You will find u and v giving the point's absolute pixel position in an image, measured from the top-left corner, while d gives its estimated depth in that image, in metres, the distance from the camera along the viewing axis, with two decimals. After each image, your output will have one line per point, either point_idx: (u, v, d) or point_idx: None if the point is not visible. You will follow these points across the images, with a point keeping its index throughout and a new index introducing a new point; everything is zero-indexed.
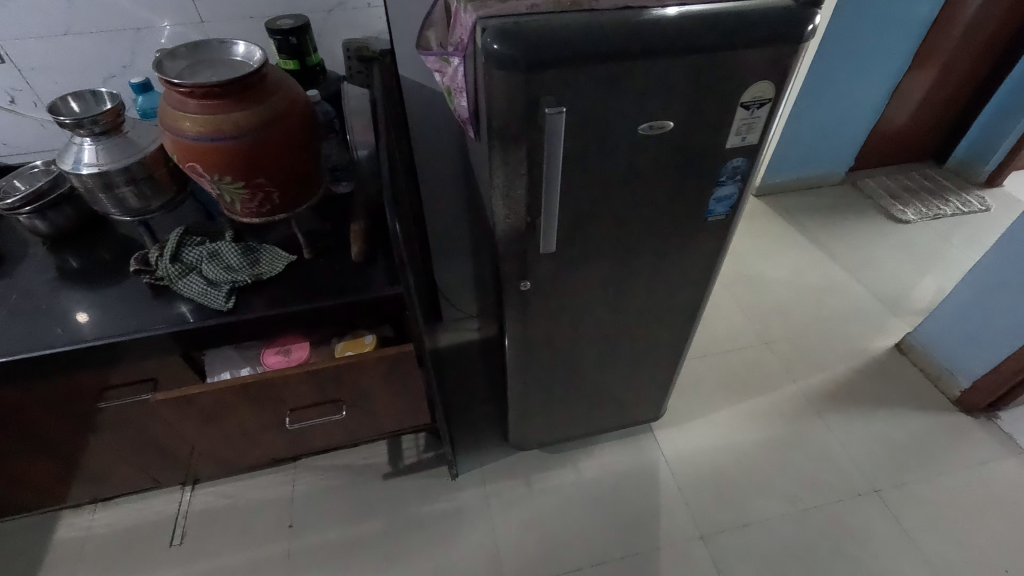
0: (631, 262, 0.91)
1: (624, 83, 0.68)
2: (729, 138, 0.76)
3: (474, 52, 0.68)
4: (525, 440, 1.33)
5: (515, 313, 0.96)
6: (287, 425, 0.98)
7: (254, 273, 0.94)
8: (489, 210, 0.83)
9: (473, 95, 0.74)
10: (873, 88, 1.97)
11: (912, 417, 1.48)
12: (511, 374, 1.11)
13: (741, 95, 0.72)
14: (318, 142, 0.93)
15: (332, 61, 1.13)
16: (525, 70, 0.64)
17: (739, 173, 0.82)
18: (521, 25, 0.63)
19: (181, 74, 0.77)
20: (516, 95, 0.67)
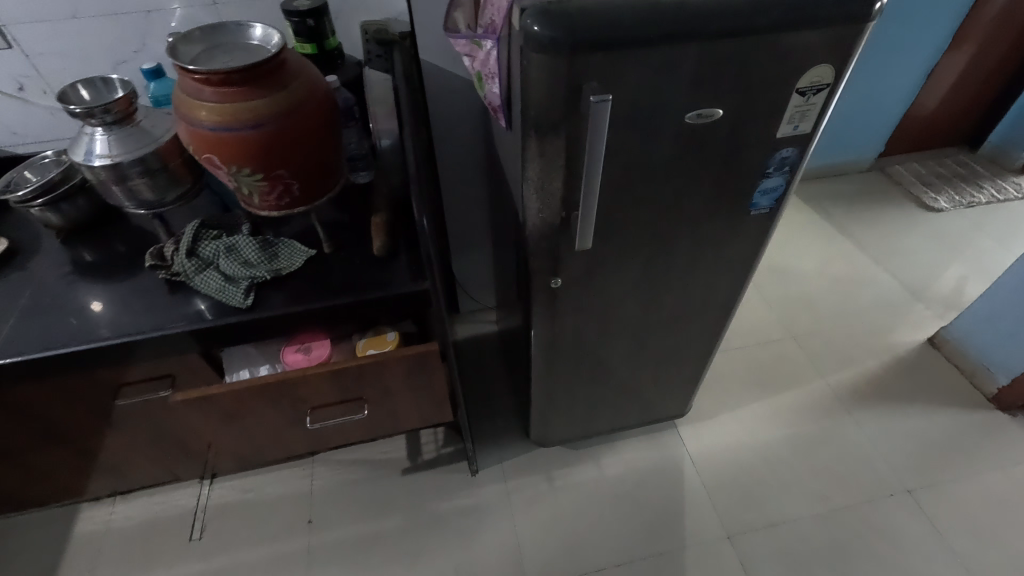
0: (667, 257, 0.87)
1: (674, 68, 0.63)
2: (780, 126, 0.71)
3: (510, 35, 0.63)
4: (547, 437, 1.30)
5: (544, 310, 0.92)
6: (307, 424, 0.95)
7: (273, 269, 0.90)
8: (520, 204, 0.79)
9: (507, 82, 0.69)
10: (908, 70, 1.88)
11: (946, 414, 1.43)
12: (536, 371, 1.08)
13: (798, 80, 0.67)
14: (338, 131, 0.89)
15: (350, 45, 1.08)
16: (568, 54, 0.59)
17: (788, 164, 0.77)
18: (564, 5, 0.58)
19: (196, 60, 0.73)
20: (558, 82, 0.62)
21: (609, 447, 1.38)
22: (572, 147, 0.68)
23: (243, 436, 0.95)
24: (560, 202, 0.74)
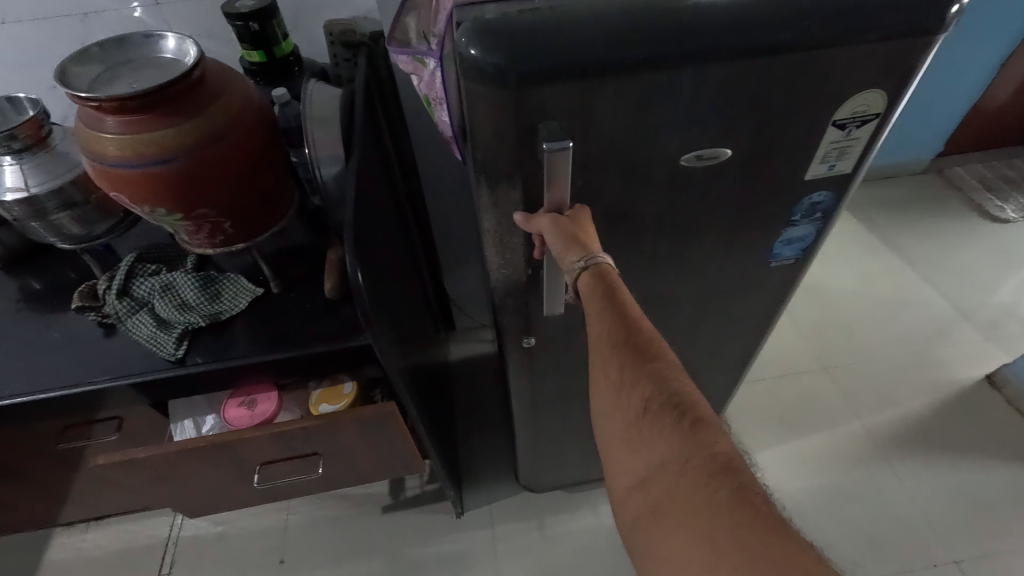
0: (666, 314, 0.72)
1: (665, 99, 0.48)
2: (811, 166, 0.56)
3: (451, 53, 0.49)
4: (538, 481, 1.17)
5: (519, 365, 0.79)
6: (255, 484, 0.85)
7: (212, 313, 0.80)
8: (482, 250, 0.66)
9: (456, 109, 0.55)
10: (976, 59, 1.63)
11: (1006, 469, 1.23)
12: (518, 422, 0.95)
13: (837, 111, 0.51)
14: (281, 155, 0.76)
15: (312, 48, 0.95)
16: (515, 84, 0.45)
17: (819, 210, 0.61)
18: (513, 17, 0.44)
19: (94, 83, 0.61)
20: (509, 119, 0.48)
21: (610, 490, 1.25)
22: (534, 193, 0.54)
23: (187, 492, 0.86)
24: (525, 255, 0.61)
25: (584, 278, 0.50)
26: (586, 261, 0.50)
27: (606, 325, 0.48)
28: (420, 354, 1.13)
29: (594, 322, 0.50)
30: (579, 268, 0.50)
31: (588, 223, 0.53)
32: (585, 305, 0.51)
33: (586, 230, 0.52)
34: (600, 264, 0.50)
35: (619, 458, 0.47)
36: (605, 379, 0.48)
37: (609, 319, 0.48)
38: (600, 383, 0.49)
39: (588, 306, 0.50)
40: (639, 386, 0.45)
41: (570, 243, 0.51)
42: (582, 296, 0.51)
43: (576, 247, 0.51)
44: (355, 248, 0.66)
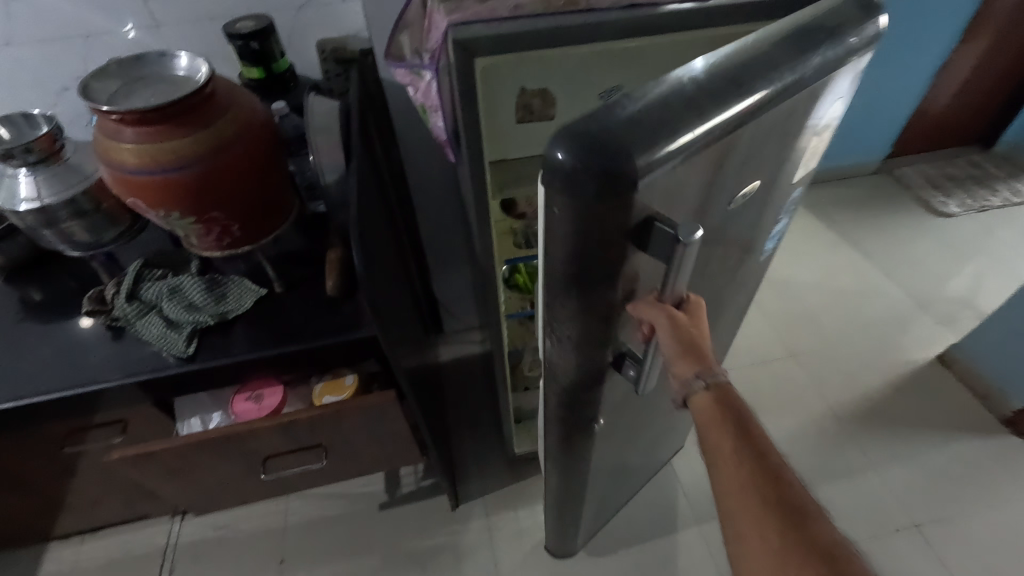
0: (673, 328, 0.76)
1: (728, 143, 0.46)
2: (798, 173, 0.68)
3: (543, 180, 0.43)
4: (565, 546, 1.11)
5: (568, 438, 0.73)
6: (262, 476, 0.90)
7: (219, 312, 0.84)
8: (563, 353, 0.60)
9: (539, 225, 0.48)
10: (915, 69, 1.78)
11: (959, 440, 1.34)
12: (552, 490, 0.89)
13: (820, 123, 0.62)
14: (283, 163, 0.82)
15: (304, 65, 1.01)
16: (620, 187, 0.40)
17: (794, 205, 0.77)
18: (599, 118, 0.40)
19: (113, 97, 0.67)
20: (609, 218, 0.42)
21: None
22: (619, 272, 0.49)
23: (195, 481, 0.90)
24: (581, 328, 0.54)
25: (707, 397, 0.54)
26: (709, 381, 0.53)
27: (732, 443, 0.52)
28: (413, 353, 1.18)
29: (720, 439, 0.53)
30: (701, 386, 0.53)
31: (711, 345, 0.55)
32: (705, 420, 0.54)
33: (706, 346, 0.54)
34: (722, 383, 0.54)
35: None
36: (731, 495, 0.51)
37: (733, 440, 0.52)
38: (721, 494, 0.52)
39: (711, 423, 0.54)
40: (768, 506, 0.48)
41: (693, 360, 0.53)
42: (701, 412, 0.55)
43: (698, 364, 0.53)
44: (360, 242, 0.73)
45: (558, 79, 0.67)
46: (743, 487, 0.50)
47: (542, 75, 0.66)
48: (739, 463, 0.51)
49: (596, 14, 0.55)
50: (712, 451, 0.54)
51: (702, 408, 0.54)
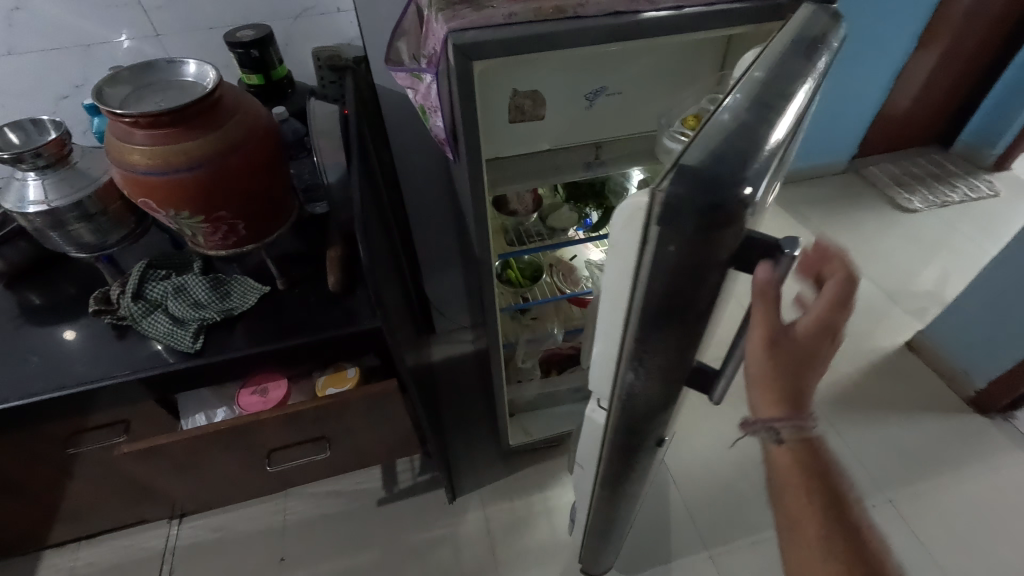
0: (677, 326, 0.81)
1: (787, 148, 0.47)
2: None
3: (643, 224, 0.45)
4: (595, 567, 1.10)
5: (618, 462, 0.72)
6: (266, 468, 0.92)
7: (225, 309, 0.87)
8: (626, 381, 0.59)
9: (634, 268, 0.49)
10: (875, 74, 1.89)
11: (927, 420, 1.42)
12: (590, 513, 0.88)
13: None
14: (285, 165, 0.86)
15: (300, 72, 1.05)
16: (733, 215, 0.39)
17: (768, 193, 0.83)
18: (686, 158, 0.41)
19: (125, 102, 0.70)
20: (717, 249, 0.42)
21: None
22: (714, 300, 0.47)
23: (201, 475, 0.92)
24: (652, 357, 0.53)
25: (788, 454, 0.51)
26: (800, 433, 0.49)
27: (812, 509, 0.50)
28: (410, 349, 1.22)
29: (800, 501, 0.51)
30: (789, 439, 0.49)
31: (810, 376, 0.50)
32: (783, 476, 0.52)
33: (802, 388, 0.49)
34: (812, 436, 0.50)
35: None
36: (802, 559, 0.51)
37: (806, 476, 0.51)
38: (792, 555, 0.52)
39: (790, 481, 0.52)
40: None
41: (787, 409, 0.47)
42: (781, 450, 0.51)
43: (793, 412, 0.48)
44: (364, 235, 0.78)
45: (546, 81, 0.72)
46: (818, 556, 0.50)
47: (532, 77, 0.71)
48: (816, 531, 0.50)
49: (581, 21, 0.60)
50: (787, 510, 0.52)
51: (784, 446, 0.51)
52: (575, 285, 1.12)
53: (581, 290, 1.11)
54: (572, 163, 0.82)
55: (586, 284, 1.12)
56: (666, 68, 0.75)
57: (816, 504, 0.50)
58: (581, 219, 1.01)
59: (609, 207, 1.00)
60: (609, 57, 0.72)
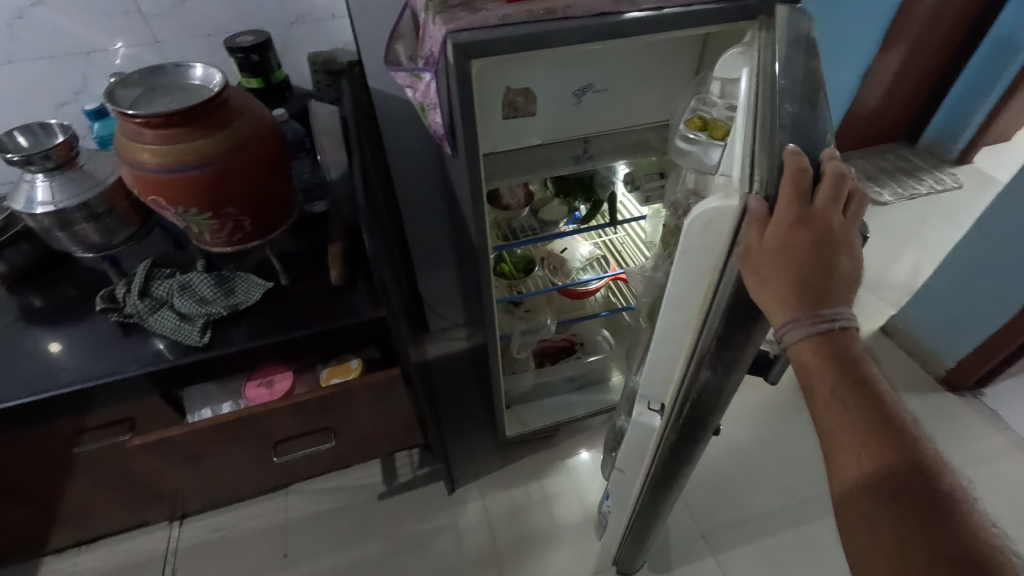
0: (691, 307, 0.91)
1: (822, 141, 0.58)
2: None
3: (721, 229, 0.53)
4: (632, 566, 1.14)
5: (667, 458, 0.78)
6: (273, 459, 0.94)
7: (230, 304, 0.90)
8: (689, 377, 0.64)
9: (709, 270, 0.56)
10: (845, 74, 1.97)
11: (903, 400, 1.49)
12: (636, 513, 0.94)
13: None
14: (287, 164, 0.89)
15: (297, 76, 1.09)
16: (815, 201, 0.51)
17: None
18: (759, 169, 0.51)
19: (135, 103, 0.73)
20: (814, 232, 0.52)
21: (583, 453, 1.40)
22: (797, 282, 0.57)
23: (211, 466, 0.95)
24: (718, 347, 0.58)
25: (807, 346, 0.48)
26: (823, 332, 0.48)
27: (840, 411, 0.47)
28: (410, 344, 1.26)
29: (822, 402, 0.49)
30: (803, 332, 0.48)
31: (832, 268, 0.49)
32: (806, 375, 0.50)
33: (814, 279, 0.49)
34: (836, 331, 0.48)
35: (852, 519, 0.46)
36: (833, 459, 0.48)
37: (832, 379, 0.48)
38: (826, 456, 0.49)
39: (810, 380, 0.49)
40: (871, 479, 0.45)
41: (790, 299, 0.48)
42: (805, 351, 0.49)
43: (800, 301, 0.48)
44: (369, 225, 0.84)
45: (536, 79, 0.77)
46: (847, 456, 0.47)
47: (523, 75, 0.76)
48: (846, 431, 0.47)
49: (569, 21, 0.66)
50: (811, 408, 0.50)
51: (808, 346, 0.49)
52: (566, 277, 1.17)
53: (572, 281, 1.16)
54: (561, 157, 0.87)
55: (576, 276, 1.17)
56: (648, 66, 0.81)
57: (838, 405, 0.48)
58: (571, 213, 1.07)
59: (596, 201, 1.06)
60: (595, 55, 0.77)
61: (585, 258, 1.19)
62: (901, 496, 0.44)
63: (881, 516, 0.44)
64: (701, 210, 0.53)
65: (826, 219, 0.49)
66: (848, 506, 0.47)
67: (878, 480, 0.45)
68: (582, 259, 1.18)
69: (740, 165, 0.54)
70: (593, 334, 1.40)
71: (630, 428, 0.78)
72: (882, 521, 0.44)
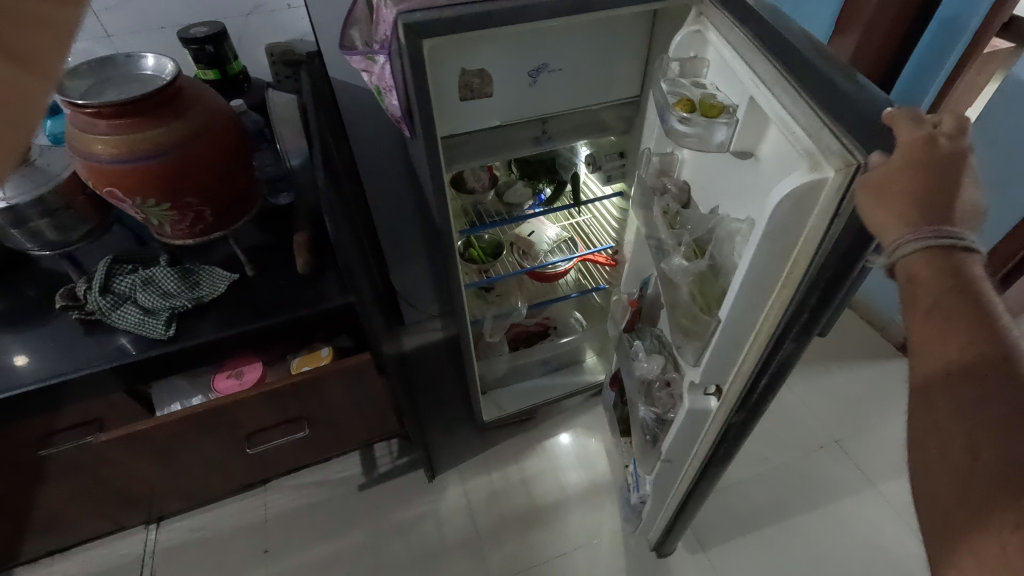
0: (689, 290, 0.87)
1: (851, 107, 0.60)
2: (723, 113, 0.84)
3: (801, 215, 0.58)
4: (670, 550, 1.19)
5: (722, 434, 0.86)
6: (246, 451, 0.95)
7: (195, 297, 0.89)
8: (773, 357, 0.71)
9: (778, 260, 0.63)
10: None
11: (865, 368, 1.55)
12: (685, 490, 1.02)
13: None
14: (247, 154, 0.89)
15: (257, 68, 1.08)
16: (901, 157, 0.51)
17: None
18: (847, 132, 0.51)
19: (86, 94, 0.72)
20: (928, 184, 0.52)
21: (562, 437, 1.42)
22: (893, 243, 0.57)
23: (185, 461, 0.95)
24: (791, 328, 0.66)
25: (918, 260, 0.52)
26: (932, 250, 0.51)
27: (943, 317, 0.50)
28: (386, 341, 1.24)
29: (926, 309, 0.52)
30: (916, 245, 0.51)
31: (955, 198, 0.53)
32: (912, 286, 0.53)
33: (938, 202, 0.52)
34: (955, 248, 0.51)
35: (933, 417, 0.48)
36: (923, 359, 0.51)
37: (940, 291, 0.51)
38: (916, 358, 0.52)
39: (917, 290, 0.52)
40: (964, 377, 0.47)
41: (911, 216, 0.51)
42: (914, 266, 0.52)
43: (920, 219, 0.51)
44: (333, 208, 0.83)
45: (492, 60, 0.79)
46: (942, 354, 0.49)
47: (478, 57, 0.78)
48: (948, 333, 0.49)
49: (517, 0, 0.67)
50: (913, 318, 0.53)
51: (923, 262, 0.52)
52: (534, 259, 1.19)
53: (540, 264, 1.18)
54: (521, 139, 0.92)
55: (544, 259, 1.19)
56: (601, 48, 0.83)
57: (939, 310, 0.50)
58: (535, 194, 1.08)
59: (559, 182, 1.09)
60: (549, 34, 0.79)
61: (552, 241, 1.20)
62: (992, 394, 0.45)
63: (967, 409, 0.46)
64: (779, 194, 0.55)
65: (959, 154, 0.53)
66: (933, 405, 0.49)
67: (964, 376, 0.47)
68: (550, 242, 1.20)
69: (813, 136, 0.54)
70: (564, 317, 1.43)
71: (684, 414, 0.89)
72: (964, 413, 0.46)
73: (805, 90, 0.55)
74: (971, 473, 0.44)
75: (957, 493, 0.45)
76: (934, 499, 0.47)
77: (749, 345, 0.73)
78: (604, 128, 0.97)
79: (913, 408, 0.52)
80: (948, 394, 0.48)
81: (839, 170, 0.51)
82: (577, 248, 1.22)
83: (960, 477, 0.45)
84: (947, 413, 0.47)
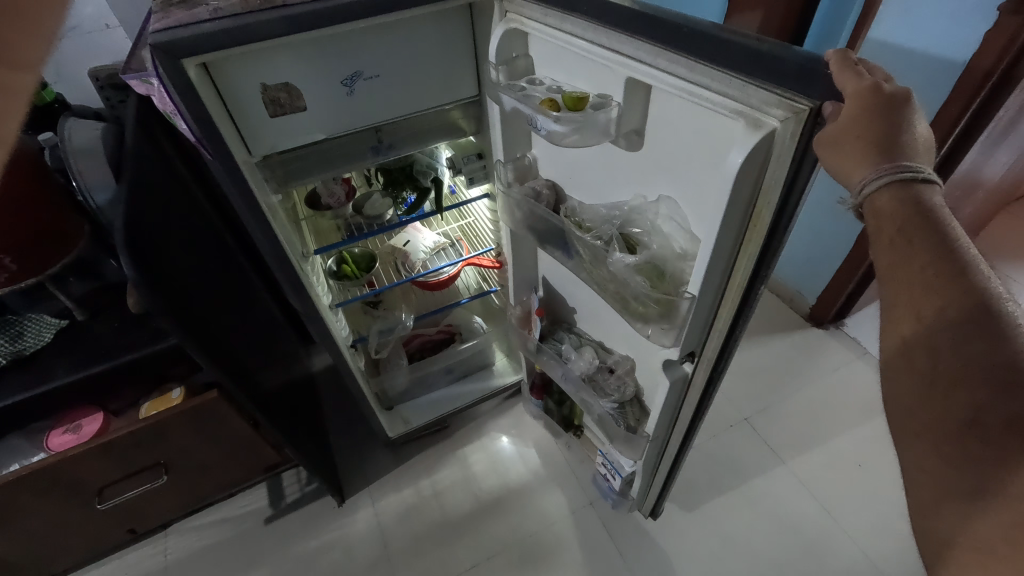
0: (625, 290, 0.71)
1: None
2: None
3: (756, 176, 0.49)
4: (658, 511, 1.16)
5: (679, 400, 0.81)
6: (97, 506, 0.94)
7: (14, 352, 0.84)
8: (748, 313, 0.63)
9: (737, 221, 0.54)
10: None
11: (773, 340, 1.57)
12: (665, 459, 0.97)
13: None
14: (49, 191, 0.81)
15: (83, 95, 1.05)
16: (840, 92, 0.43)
17: None
18: (775, 80, 0.44)
19: None
20: (886, 122, 0.44)
21: (501, 439, 1.40)
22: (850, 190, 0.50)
23: (35, 518, 0.89)
24: (761, 280, 0.58)
25: (884, 198, 0.45)
26: (897, 185, 0.45)
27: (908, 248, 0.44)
28: (279, 371, 1.19)
29: (888, 244, 0.45)
30: (881, 183, 0.45)
31: (915, 128, 0.46)
32: (876, 224, 0.47)
33: (900, 131, 0.45)
34: (917, 180, 0.45)
35: (898, 374, 0.44)
36: (892, 296, 0.45)
37: (907, 229, 0.44)
38: (885, 295, 0.46)
39: (881, 227, 0.46)
40: (922, 314, 0.42)
41: (870, 151, 0.45)
42: (883, 205, 0.46)
43: (879, 153, 0.45)
44: (128, 250, 0.69)
45: (294, 73, 0.74)
46: (907, 283, 0.44)
47: (277, 68, 0.72)
48: (912, 263, 0.44)
49: (288, 8, 0.64)
50: (879, 257, 0.47)
51: (889, 201, 0.45)
52: (413, 269, 1.16)
53: (420, 272, 1.15)
54: (357, 149, 0.88)
55: (424, 267, 1.16)
56: (423, 49, 0.80)
57: (903, 251, 0.44)
58: (399, 203, 1.04)
59: (422, 188, 1.04)
60: (355, 39, 0.74)
61: (430, 248, 1.18)
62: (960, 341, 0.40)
63: (931, 324, 0.41)
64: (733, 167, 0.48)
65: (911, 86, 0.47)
66: (902, 361, 0.43)
67: (924, 299, 0.42)
68: (426, 250, 1.17)
69: (745, 98, 0.46)
70: (467, 321, 1.39)
71: (665, 388, 0.80)
72: (926, 328, 0.42)
73: (695, 55, 0.49)
74: (937, 427, 0.40)
75: (923, 407, 0.41)
76: (903, 432, 0.43)
77: (719, 302, 0.64)
78: (453, 128, 0.93)
79: (883, 366, 0.46)
80: (915, 347, 0.42)
81: (786, 119, 0.44)
82: (459, 251, 1.19)
83: (924, 391, 0.41)
84: (915, 364, 0.42)
